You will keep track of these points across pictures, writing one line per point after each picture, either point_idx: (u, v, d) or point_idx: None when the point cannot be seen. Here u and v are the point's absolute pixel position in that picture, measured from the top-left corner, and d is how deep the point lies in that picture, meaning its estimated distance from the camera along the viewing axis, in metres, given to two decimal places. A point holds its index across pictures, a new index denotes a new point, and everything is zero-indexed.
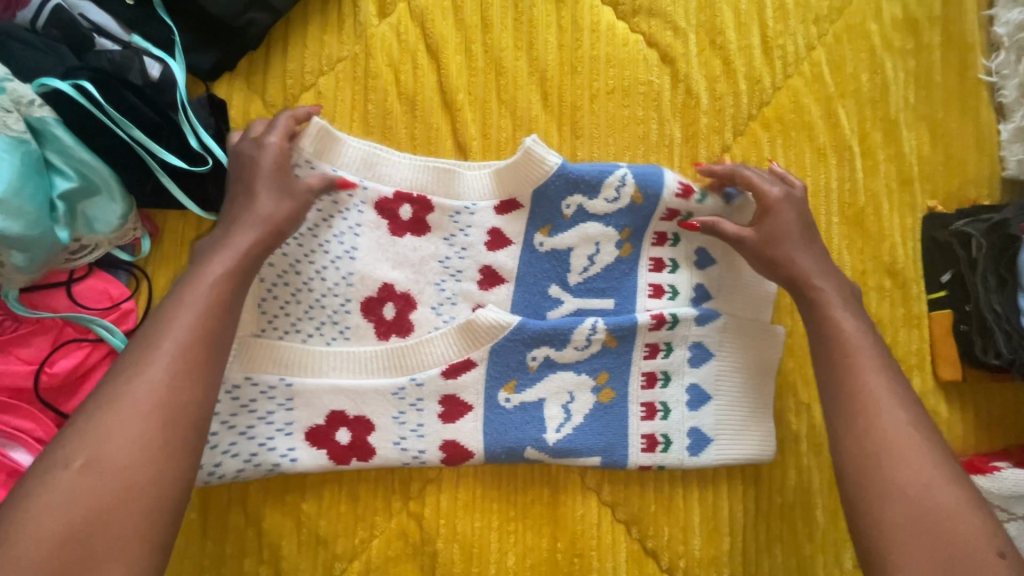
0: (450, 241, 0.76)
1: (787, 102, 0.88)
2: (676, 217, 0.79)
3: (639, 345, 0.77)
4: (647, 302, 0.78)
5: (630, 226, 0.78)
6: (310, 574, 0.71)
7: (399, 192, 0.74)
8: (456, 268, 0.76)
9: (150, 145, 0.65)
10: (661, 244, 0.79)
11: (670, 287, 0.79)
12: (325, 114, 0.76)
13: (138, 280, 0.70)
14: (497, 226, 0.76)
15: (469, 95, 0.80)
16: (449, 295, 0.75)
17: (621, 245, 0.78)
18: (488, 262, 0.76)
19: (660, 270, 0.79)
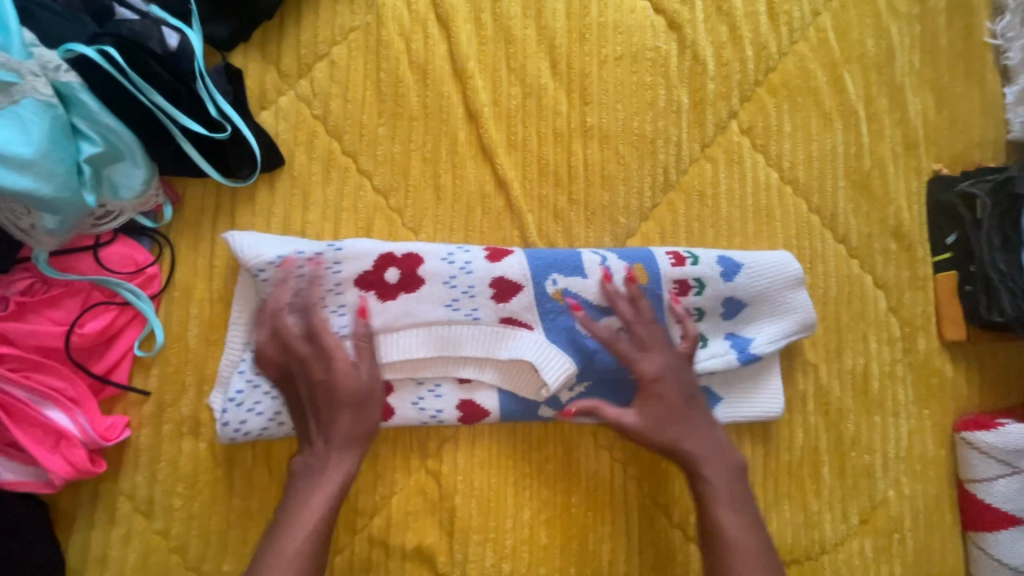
0: (450, 260, 0.74)
1: (793, 69, 0.89)
2: (688, 287, 0.79)
3: (670, 313, 0.78)
4: (670, 271, 0.78)
5: (641, 260, 0.78)
6: (333, 529, 0.73)
7: (378, 261, 0.72)
8: (465, 284, 0.74)
9: (172, 112, 0.67)
10: (680, 264, 0.79)
11: (694, 280, 0.79)
12: (338, 83, 0.78)
13: (161, 247, 0.72)
14: (501, 276, 0.74)
15: (479, 63, 0.81)
16: (463, 288, 0.74)
17: (635, 283, 0.77)
18: (498, 274, 0.74)
19: (682, 264, 0.79)
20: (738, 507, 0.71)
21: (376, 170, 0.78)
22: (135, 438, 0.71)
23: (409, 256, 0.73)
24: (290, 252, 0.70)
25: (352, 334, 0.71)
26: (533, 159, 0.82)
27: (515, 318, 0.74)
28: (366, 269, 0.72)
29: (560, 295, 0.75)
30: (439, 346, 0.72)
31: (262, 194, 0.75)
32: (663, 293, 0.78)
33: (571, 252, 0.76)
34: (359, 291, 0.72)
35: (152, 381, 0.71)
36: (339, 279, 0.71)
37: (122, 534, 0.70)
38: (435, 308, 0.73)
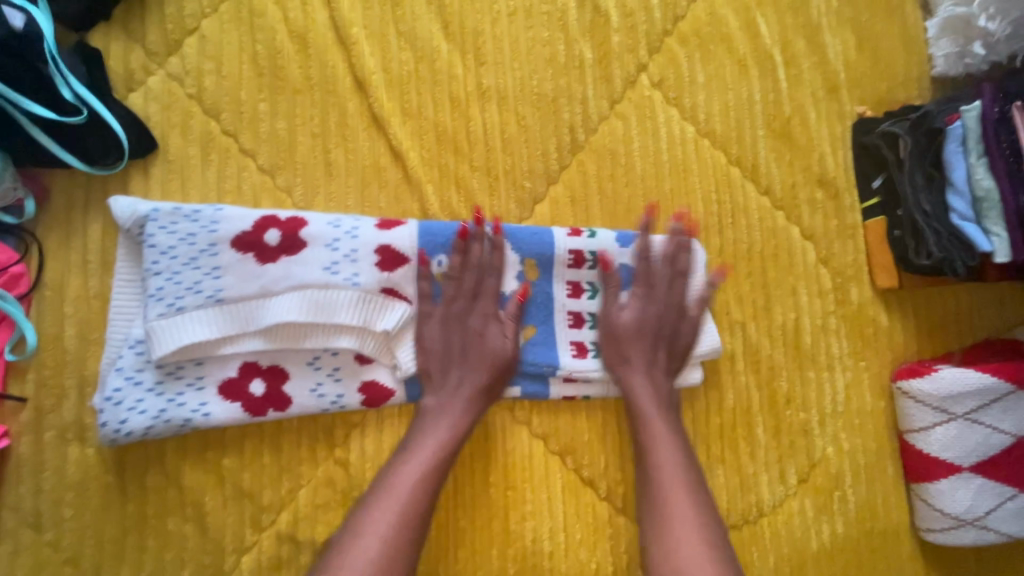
0: (337, 225, 0.71)
1: (702, 15, 0.84)
2: (582, 291, 0.74)
3: (560, 313, 0.74)
4: (565, 272, 0.73)
5: (534, 254, 0.72)
6: (238, 527, 0.70)
7: (259, 222, 0.69)
8: (349, 249, 0.70)
9: (12, 95, 0.62)
10: (578, 265, 0.74)
11: (589, 284, 0.74)
12: (211, 58, 0.73)
13: (27, 244, 0.68)
14: (385, 243, 0.71)
15: (365, 29, 0.77)
16: (346, 252, 0.70)
17: (524, 278, 0.73)
18: (385, 243, 0.71)
19: (580, 265, 0.74)
20: (693, 496, 0.67)
21: (260, 149, 0.74)
22: (15, 447, 0.67)
23: (294, 219, 0.70)
24: (166, 207, 0.67)
25: (228, 296, 0.67)
26: (429, 127, 0.78)
27: (397, 289, 0.70)
28: (245, 228, 0.68)
29: (442, 278, 0.72)
30: (308, 311, 0.67)
31: (136, 182, 0.71)
32: (554, 294, 0.73)
33: (463, 234, 0.72)
34: (236, 251, 0.68)
35: (29, 387, 0.67)
36: (215, 239, 0.68)
37: (10, 549, 0.66)
38: (314, 274, 0.68)
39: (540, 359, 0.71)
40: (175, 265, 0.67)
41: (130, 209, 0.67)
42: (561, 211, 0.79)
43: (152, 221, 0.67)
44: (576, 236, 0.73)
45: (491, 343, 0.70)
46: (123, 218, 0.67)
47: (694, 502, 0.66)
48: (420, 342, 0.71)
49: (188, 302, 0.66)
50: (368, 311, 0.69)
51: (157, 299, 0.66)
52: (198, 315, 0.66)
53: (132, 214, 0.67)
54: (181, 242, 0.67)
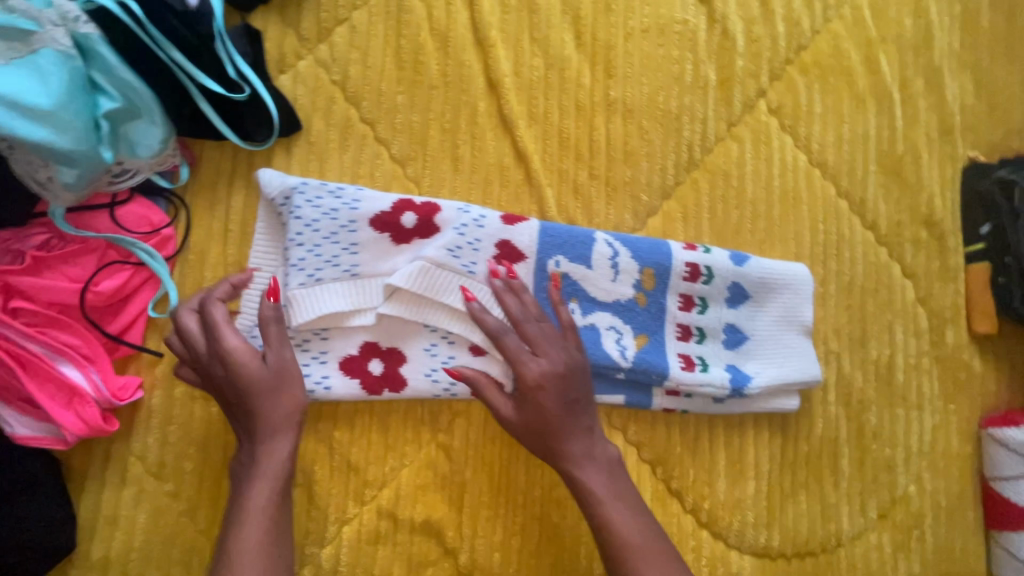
0: (465, 213, 0.73)
1: (825, 47, 0.86)
2: (692, 305, 0.76)
3: (671, 325, 0.75)
4: (679, 284, 0.75)
5: (652, 264, 0.74)
6: (342, 498, 0.73)
7: (395, 204, 0.72)
8: (475, 239, 0.72)
9: (190, 68, 0.65)
10: (692, 279, 0.75)
11: (699, 298, 0.76)
12: (358, 48, 0.77)
13: (176, 208, 0.72)
14: (508, 237, 0.73)
15: (502, 32, 0.80)
16: (470, 239, 0.72)
17: (640, 286, 0.74)
18: (507, 237, 0.73)
19: (694, 279, 0.75)
20: (629, 503, 0.65)
21: (394, 139, 0.77)
22: (147, 399, 0.71)
23: (427, 204, 0.72)
24: (314, 182, 0.70)
25: (363, 273, 0.70)
26: (553, 132, 0.80)
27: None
28: (384, 209, 0.71)
29: (559, 278, 0.73)
30: (433, 293, 0.70)
31: (279, 159, 0.74)
32: (667, 305, 0.75)
33: (584, 238, 0.74)
34: (374, 230, 0.71)
35: (166, 343, 0.71)
36: (355, 217, 0.71)
37: (133, 494, 0.70)
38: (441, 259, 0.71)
39: (649, 367, 0.73)
40: (316, 238, 0.69)
41: (277, 181, 0.70)
42: (673, 226, 0.81)
43: (296, 194, 0.70)
44: (691, 250, 0.75)
45: (602, 347, 0.72)
46: (272, 186, 0.70)
47: (630, 509, 0.65)
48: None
49: (326, 275, 0.69)
50: (485, 301, 0.72)
51: (298, 269, 0.69)
52: (333, 288, 0.69)
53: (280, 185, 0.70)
54: (323, 217, 0.70)
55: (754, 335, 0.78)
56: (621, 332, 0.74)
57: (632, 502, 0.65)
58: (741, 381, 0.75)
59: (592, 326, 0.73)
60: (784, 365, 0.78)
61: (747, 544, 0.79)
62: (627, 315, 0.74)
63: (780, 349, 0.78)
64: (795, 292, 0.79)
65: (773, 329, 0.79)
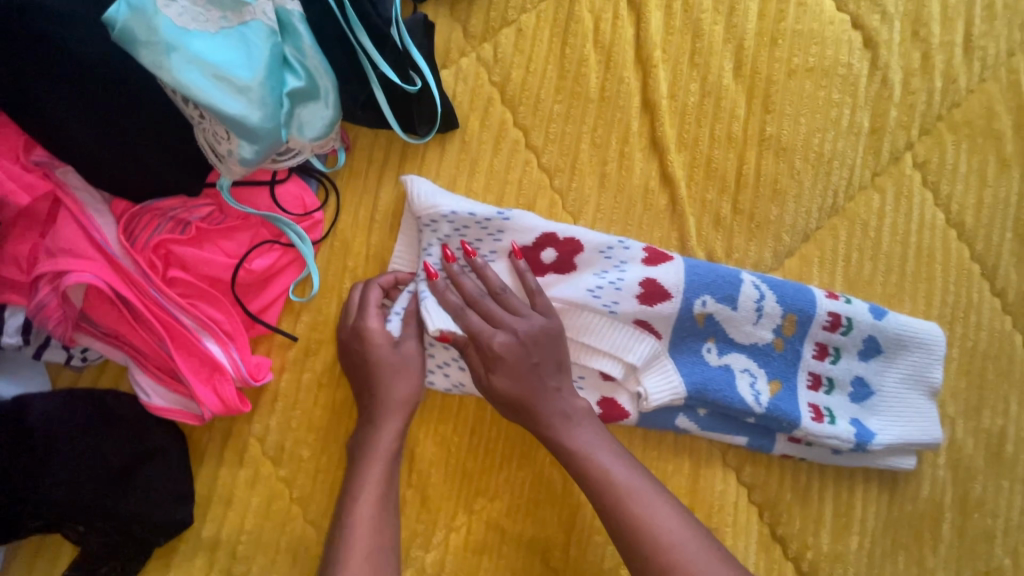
0: (607, 253, 0.71)
1: (977, 107, 0.84)
2: (826, 354, 0.76)
3: (803, 373, 0.76)
4: (818, 333, 0.75)
5: (796, 310, 0.74)
6: (454, 505, 0.72)
7: (538, 237, 0.70)
8: (615, 280, 0.71)
9: (373, 55, 0.64)
10: (831, 329, 0.75)
11: (834, 349, 0.76)
12: (523, 52, 0.75)
13: (326, 190, 0.71)
14: (649, 281, 0.71)
15: (664, 53, 0.78)
16: (613, 277, 0.71)
17: (780, 331, 0.74)
18: (651, 277, 0.71)
19: (833, 329, 0.75)
20: (663, 498, 0.60)
21: (546, 148, 0.76)
22: (276, 381, 0.69)
23: (570, 240, 0.71)
24: (463, 211, 0.68)
25: None
26: (702, 160, 0.79)
27: (648, 323, 0.71)
28: (527, 244, 0.70)
29: (702, 318, 0.72)
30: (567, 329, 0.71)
31: (432, 155, 0.73)
32: (803, 353, 0.75)
33: (732, 278, 0.73)
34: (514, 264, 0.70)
35: (300, 327, 0.69)
36: (497, 248, 0.70)
37: (249, 476, 0.69)
38: (580, 297, 0.70)
39: (781, 414, 0.73)
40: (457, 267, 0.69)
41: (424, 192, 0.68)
42: (809, 270, 0.80)
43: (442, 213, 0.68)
44: (834, 299, 0.75)
45: (737, 389, 0.72)
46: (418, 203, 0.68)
47: (665, 507, 0.60)
48: (664, 377, 0.71)
49: None
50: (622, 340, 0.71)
51: None
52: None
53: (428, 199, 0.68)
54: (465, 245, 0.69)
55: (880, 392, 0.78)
56: (755, 375, 0.74)
57: (660, 499, 0.60)
58: (866, 437, 0.75)
59: (728, 367, 0.73)
60: (905, 425, 0.77)
61: None
62: (762, 359, 0.74)
63: (902, 408, 0.78)
64: (926, 352, 0.78)
65: (900, 388, 0.78)
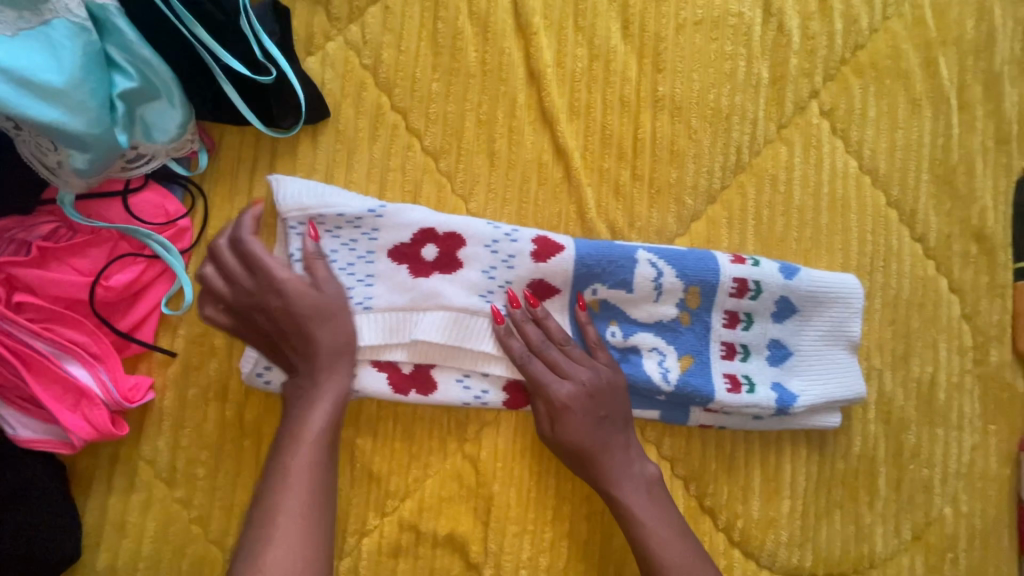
0: (493, 249, 0.69)
1: (883, 47, 0.81)
2: (737, 322, 0.73)
3: (714, 343, 0.73)
4: (726, 301, 0.72)
5: (698, 282, 0.72)
6: (362, 509, 0.70)
7: (418, 233, 0.68)
8: (503, 280, 0.69)
9: (213, 46, 0.59)
10: (739, 295, 0.73)
11: (745, 315, 0.73)
12: (392, 31, 0.71)
13: (193, 197, 0.67)
14: (540, 275, 0.69)
15: (545, 19, 0.74)
16: (503, 260, 0.69)
17: (684, 305, 0.72)
18: (541, 275, 0.69)
19: (741, 295, 0.73)
20: (677, 529, 0.65)
21: (427, 130, 0.72)
22: (159, 400, 0.66)
23: (450, 236, 0.68)
24: (330, 210, 0.66)
25: (375, 305, 0.66)
26: (595, 129, 0.75)
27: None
28: (404, 241, 0.67)
29: (596, 305, 0.71)
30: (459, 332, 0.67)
31: (304, 149, 0.69)
32: (711, 322, 0.73)
33: (627, 259, 0.70)
34: (392, 262, 0.67)
35: (179, 342, 0.66)
36: (373, 247, 0.67)
37: (142, 501, 0.66)
38: (467, 297, 0.67)
39: (693, 389, 0.71)
40: (331, 268, 0.66)
41: (285, 196, 0.65)
42: (717, 232, 0.77)
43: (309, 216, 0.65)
44: (740, 264, 0.72)
45: (643, 368, 0.70)
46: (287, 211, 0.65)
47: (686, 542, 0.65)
48: None
49: None
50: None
51: None
52: None
53: (293, 207, 0.65)
54: (341, 246, 0.66)
55: (798, 356, 0.75)
56: (664, 354, 0.72)
57: (688, 543, 0.65)
58: (788, 400, 0.73)
59: (634, 349, 0.71)
60: (828, 382, 0.75)
61: (779, 564, 0.77)
62: (670, 335, 0.72)
63: (824, 365, 0.75)
64: (844, 306, 0.75)
65: (822, 347, 0.76)
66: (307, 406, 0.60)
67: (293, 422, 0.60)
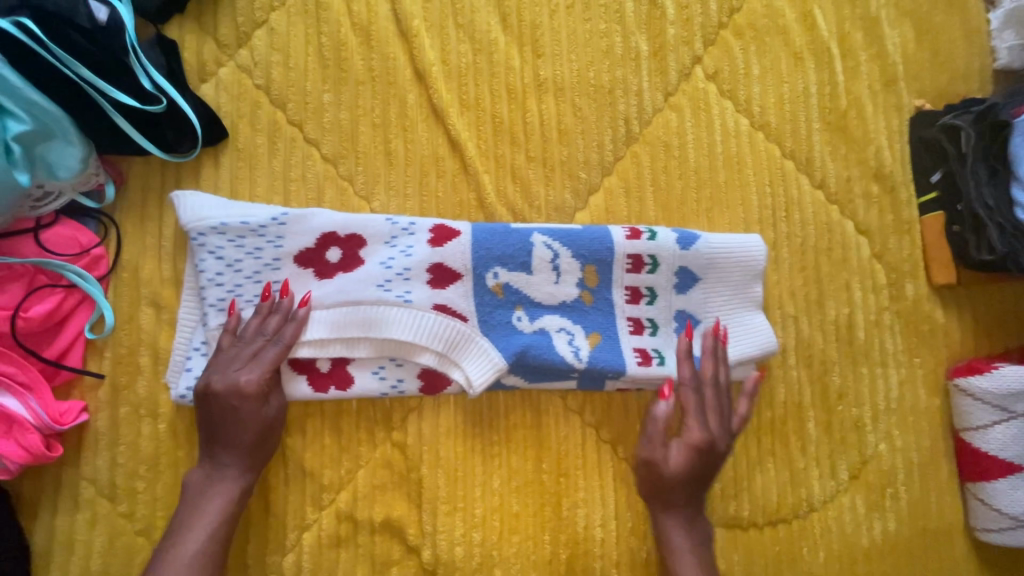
0: (393, 244, 0.73)
1: (758, 7, 0.84)
2: (641, 297, 0.76)
3: (621, 319, 0.75)
4: (624, 277, 0.75)
5: (594, 261, 0.75)
6: (300, 505, 0.72)
7: (320, 239, 0.71)
8: (402, 267, 0.72)
9: (99, 84, 0.65)
10: (636, 270, 0.75)
11: (648, 289, 0.76)
12: (279, 50, 0.75)
13: (107, 228, 0.71)
14: (436, 262, 0.73)
15: (425, 21, 0.78)
16: (402, 249, 0.73)
17: (584, 284, 0.75)
18: (438, 259, 0.73)
19: (639, 270, 0.75)
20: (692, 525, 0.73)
21: (324, 138, 0.76)
22: (93, 421, 0.70)
23: (352, 237, 0.72)
24: (234, 220, 0.69)
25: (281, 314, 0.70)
26: (486, 118, 0.78)
27: (449, 306, 0.72)
28: (307, 246, 0.71)
29: (500, 289, 0.74)
30: (358, 323, 0.70)
31: (207, 169, 0.73)
32: (615, 299, 0.75)
33: (523, 243, 0.74)
34: (298, 267, 0.71)
35: (107, 364, 0.70)
36: (279, 254, 0.71)
37: (87, 518, 0.69)
38: (366, 288, 0.71)
39: (604, 365, 0.73)
40: (238, 278, 0.70)
41: (186, 212, 0.69)
42: (616, 202, 0.80)
43: (211, 225, 0.69)
44: (636, 239, 0.75)
45: (555, 349, 0.72)
46: (192, 221, 0.69)
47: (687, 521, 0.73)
48: (481, 356, 0.72)
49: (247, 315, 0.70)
50: (426, 328, 0.71)
51: (217, 309, 0.69)
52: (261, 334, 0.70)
53: (195, 221, 0.69)
54: (248, 256, 0.70)
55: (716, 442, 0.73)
56: (573, 333, 0.74)
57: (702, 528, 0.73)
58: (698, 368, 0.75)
59: (543, 330, 0.73)
60: (738, 344, 0.77)
61: (716, 516, 0.79)
62: (576, 315, 0.75)
63: (733, 329, 0.77)
64: (748, 269, 0.77)
65: (728, 314, 0.77)
66: (193, 510, 0.64)
67: (181, 522, 0.64)
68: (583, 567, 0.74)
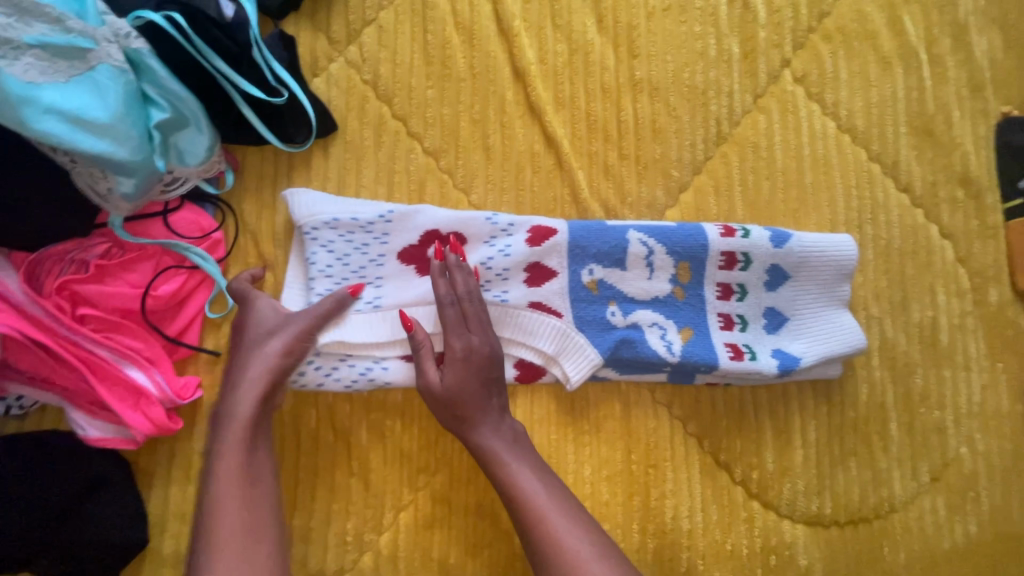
0: (492, 243, 0.75)
1: (848, 12, 0.86)
2: (732, 293, 0.78)
3: (712, 315, 0.77)
4: (716, 273, 0.77)
5: (688, 258, 0.77)
6: (397, 486, 0.74)
7: (422, 236, 0.74)
8: (501, 267, 0.74)
9: (232, 76, 0.68)
10: (729, 267, 0.77)
11: (739, 286, 0.78)
12: (387, 47, 0.79)
13: (224, 213, 0.75)
14: (533, 260, 0.75)
15: (525, 21, 0.81)
16: (501, 247, 0.75)
17: (677, 280, 0.77)
18: (536, 259, 0.75)
19: (731, 267, 0.77)
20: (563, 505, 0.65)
21: (426, 133, 0.78)
22: (207, 397, 0.73)
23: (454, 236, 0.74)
24: (345, 216, 0.72)
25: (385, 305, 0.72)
26: (581, 116, 0.81)
27: (544, 303, 0.75)
28: (412, 242, 0.74)
29: (595, 285, 0.76)
30: None
31: (318, 160, 0.77)
32: (706, 296, 0.77)
33: (619, 239, 0.76)
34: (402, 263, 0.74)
35: (222, 342, 0.73)
36: (385, 250, 0.74)
37: (199, 490, 0.72)
38: None
39: (696, 359, 0.74)
40: (345, 272, 0.73)
41: (297, 207, 0.72)
42: (706, 200, 0.81)
43: (319, 222, 0.72)
44: (730, 236, 0.77)
45: (648, 343, 0.75)
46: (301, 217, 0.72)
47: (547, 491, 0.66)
48: (581, 353, 0.74)
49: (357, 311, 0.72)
50: (525, 323, 0.75)
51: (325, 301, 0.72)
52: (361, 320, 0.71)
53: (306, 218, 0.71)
54: (355, 251, 0.73)
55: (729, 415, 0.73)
56: (665, 328, 0.76)
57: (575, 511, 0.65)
58: (790, 363, 0.76)
59: (636, 325, 0.75)
60: (828, 340, 0.77)
61: (798, 513, 0.79)
62: (669, 310, 0.77)
63: (822, 326, 0.78)
64: (837, 268, 0.78)
65: (815, 313, 0.79)
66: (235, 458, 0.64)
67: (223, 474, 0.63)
68: (671, 557, 0.76)
